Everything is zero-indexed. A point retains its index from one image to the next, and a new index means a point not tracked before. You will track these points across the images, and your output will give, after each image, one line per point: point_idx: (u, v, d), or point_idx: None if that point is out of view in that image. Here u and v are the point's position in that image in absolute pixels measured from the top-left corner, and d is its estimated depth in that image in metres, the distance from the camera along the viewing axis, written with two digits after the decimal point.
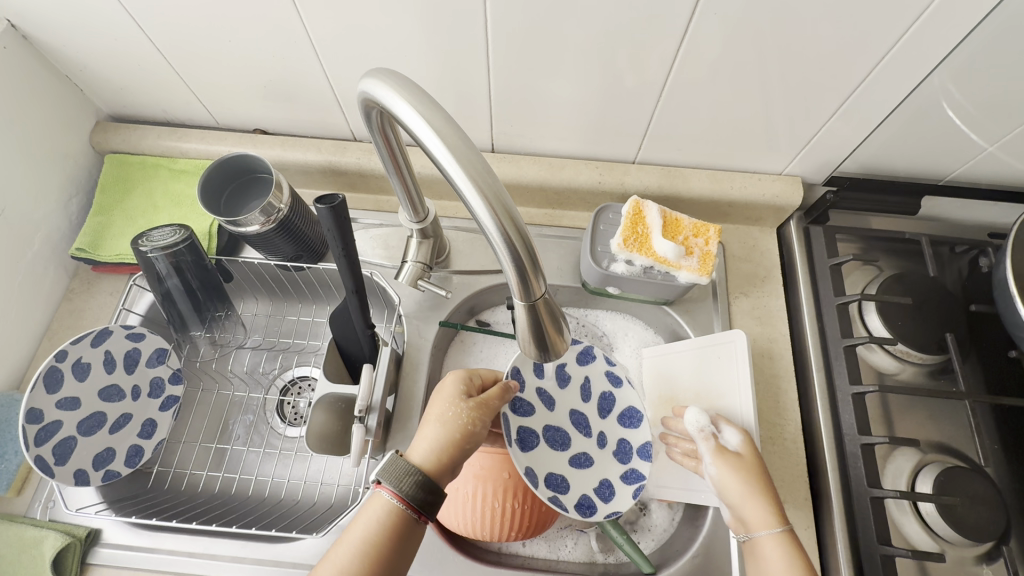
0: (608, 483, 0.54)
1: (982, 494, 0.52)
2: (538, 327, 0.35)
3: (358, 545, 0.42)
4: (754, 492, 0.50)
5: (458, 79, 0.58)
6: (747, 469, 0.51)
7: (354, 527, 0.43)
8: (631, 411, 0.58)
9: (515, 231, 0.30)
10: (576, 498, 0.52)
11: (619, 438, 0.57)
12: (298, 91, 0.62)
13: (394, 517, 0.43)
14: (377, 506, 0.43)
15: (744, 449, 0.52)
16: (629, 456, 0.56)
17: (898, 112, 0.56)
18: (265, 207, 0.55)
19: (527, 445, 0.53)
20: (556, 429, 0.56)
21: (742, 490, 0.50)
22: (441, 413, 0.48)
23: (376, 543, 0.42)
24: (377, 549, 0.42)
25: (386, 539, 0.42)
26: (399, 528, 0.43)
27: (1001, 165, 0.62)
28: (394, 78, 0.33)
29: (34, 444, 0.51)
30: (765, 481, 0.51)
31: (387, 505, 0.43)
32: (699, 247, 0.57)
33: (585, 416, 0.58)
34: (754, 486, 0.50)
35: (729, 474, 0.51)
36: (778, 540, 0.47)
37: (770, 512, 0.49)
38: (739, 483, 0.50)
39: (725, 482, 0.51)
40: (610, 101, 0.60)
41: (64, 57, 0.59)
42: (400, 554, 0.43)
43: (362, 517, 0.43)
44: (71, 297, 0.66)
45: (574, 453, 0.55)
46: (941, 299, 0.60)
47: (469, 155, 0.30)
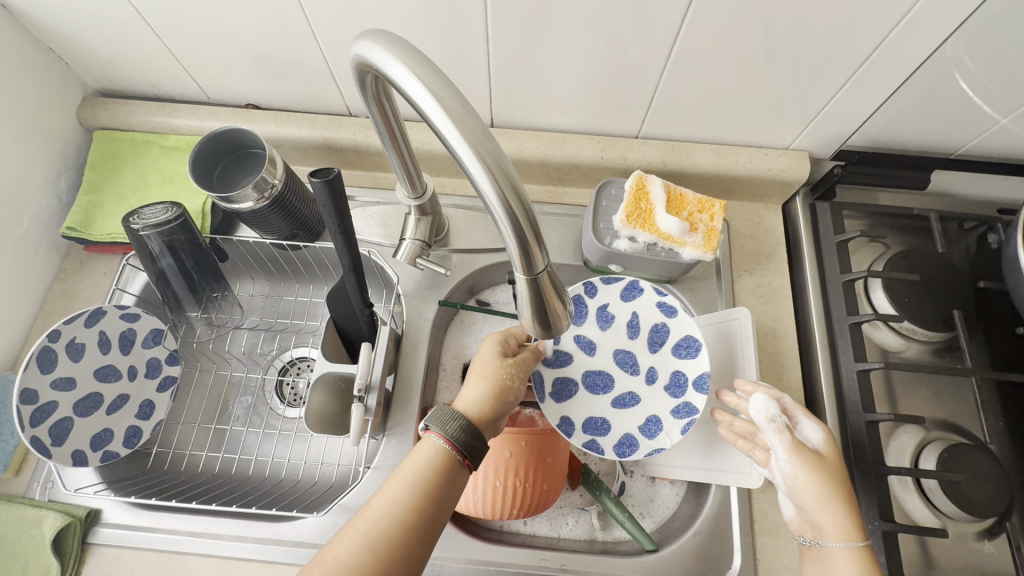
0: (656, 418, 0.55)
1: (987, 470, 0.52)
2: (540, 301, 0.34)
3: (411, 479, 0.41)
4: (837, 500, 0.46)
5: (456, 49, 0.56)
6: (828, 470, 0.47)
7: (407, 462, 0.42)
8: (687, 342, 0.57)
9: (518, 201, 0.29)
10: (617, 438, 0.54)
11: (674, 371, 0.57)
12: (290, 64, 0.60)
13: (445, 459, 0.42)
14: (425, 450, 0.43)
15: (824, 447, 0.49)
16: (683, 388, 0.56)
17: (909, 82, 0.54)
18: (258, 183, 0.53)
19: (562, 395, 0.56)
20: (597, 373, 0.58)
21: (822, 497, 0.46)
22: (484, 370, 0.49)
23: (430, 479, 0.41)
24: (430, 484, 0.41)
25: (440, 474, 0.41)
26: (451, 465, 0.42)
27: (1014, 139, 0.60)
28: (388, 39, 0.31)
29: (29, 425, 0.50)
30: (846, 485, 0.47)
31: (435, 448, 0.42)
32: (704, 223, 0.56)
33: (631, 354, 0.58)
34: (835, 492, 0.46)
35: (809, 477, 0.47)
36: (857, 556, 0.44)
37: (851, 524, 0.45)
38: (819, 488, 0.46)
39: (803, 482, 0.47)
40: (612, 73, 0.58)
41: (47, 29, 0.57)
42: (450, 492, 0.42)
43: (411, 458, 0.42)
44: (64, 278, 0.64)
45: (618, 393, 0.57)
46: (949, 276, 0.59)
47: (470, 121, 0.28)
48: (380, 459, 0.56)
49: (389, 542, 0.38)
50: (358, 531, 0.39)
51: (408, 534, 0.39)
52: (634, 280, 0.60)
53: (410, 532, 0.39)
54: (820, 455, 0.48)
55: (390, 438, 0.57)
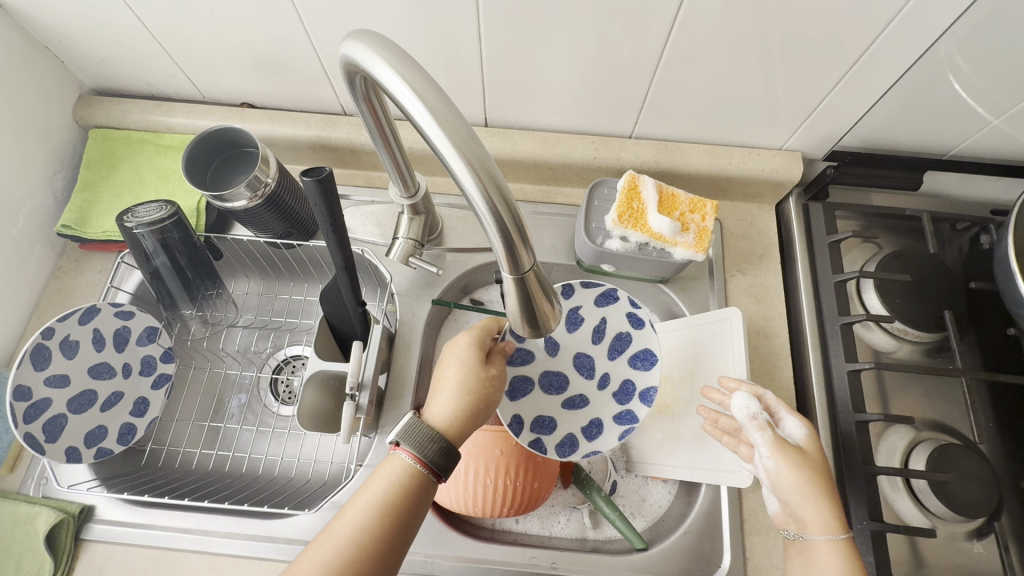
0: (599, 421, 0.57)
1: (976, 470, 0.52)
2: (528, 300, 0.34)
3: (374, 503, 0.41)
4: (818, 493, 0.46)
5: (449, 49, 0.56)
6: (809, 465, 0.47)
7: (370, 487, 0.42)
8: (646, 353, 0.58)
9: (502, 202, 0.29)
10: (561, 438, 0.56)
11: (625, 378, 0.59)
12: (284, 63, 0.61)
13: (412, 480, 0.42)
14: (394, 469, 0.42)
15: (806, 442, 0.49)
16: (630, 396, 0.58)
17: (902, 82, 0.54)
18: (251, 181, 0.53)
19: (519, 393, 0.57)
20: (555, 374, 0.60)
21: (803, 491, 0.46)
22: (457, 375, 0.48)
23: (391, 503, 0.41)
24: (392, 509, 0.41)
25: (403, 500, 0.41)
26: (414, 489, 0.42)
27: (1007, 140, 0.60)
28: (374, 39, 0.31)
29: (23, 421, 0.51)
30: (827, 480, 0.47)
31: (407, 467, 0.42)
32: (695, 223, 0.56)
33: (589, 358, 0.60)
34: (816, 486, 0.46)
35: (791, 472, 0.47)
36: (837, 548, 0.44)
37: (833, 517, 0.45)
38: (800, 482, 0.46)
39: (785, 478, 0.47)
40: (606, 73, 0.58)
41: (43, 27, 0.58)
42: (411, 517, 0.42)
43: (374, 481, 0.42)
44: (60, 276, 0.65)
45: (569, 395, 0.59)
46: (941, 277, 0.59)
47: (453, 121, 0.29)
48: (371, 458, 0.57)
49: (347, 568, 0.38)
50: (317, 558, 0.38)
51: (372, 558, 0.39)
52: (611, 288, 0.59)
53: (369, 559, 0.39)
54: (802, 450, 0.48)
55: (382, 437, 0.58)
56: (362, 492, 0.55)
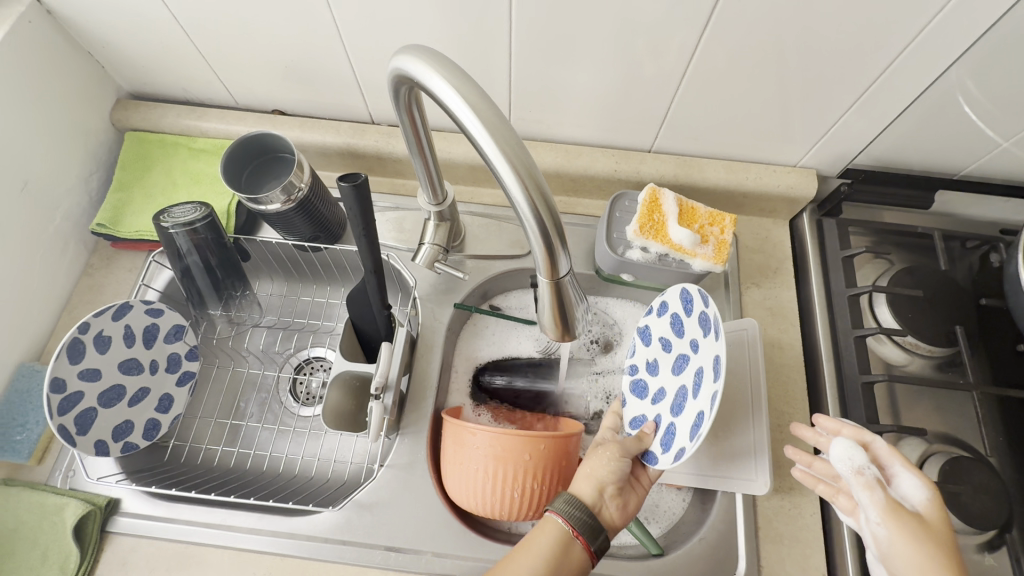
0: (716, 361, 0.46)
1: (986, 482, 0.54)
2: (561, 303, 0.36)
3: (541, 555, 0.45)
4: (944, 571, 0.39)
5: (479, 63, 0.59)
6: (931, 539, 0.41)
7: (532, 537, 0.46)
8: (686, 295, 0.52)
9: (547, 210, 0.31)
10: (693, 424, 0.46)
11: (699, 318, 0.51)
12: (319, 73, 0.63)
13: (562, 542, 0.46)
14: (549, 531, 0.47)
15: (925, 509, 0.43)
16: (709, 321, 0.49)
17: (915, 104, 0.56)
18: (286, 185, 0.55)
19: (672, 448, 0.49)
20: (676, 399, 0.52)
21: (923, 564, 0.40)
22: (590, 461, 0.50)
23: (556, 560, 0.45)
24: (557, 566, 0.45)
25: (563, 557, 0.45)
26: (566, 546, 0.46)
27: (1015, 162, 0.62)
28: (427, 53, 0.33)
29: (57, 413, 0.52)
30: (957, 558, 0.41)
31: (560, 532, 0.46)
32: (714, 236, 0.58)
33: (681, 356, 0.52)
34: (943, 562, 0.40)
35: (907, 544, 0.41)
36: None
37: None
38: (917, 555, 0.40)
39: (902, 552, 0.41)
40: (629, 90, 0.60)
41: (89, 32, 0.60)
42: (566, 570, 0.45)
43: (538, 535, 0.47)
44: (90, 273, 0.66)
45: (682, 391, 0.51)
46: (951, 293, 0.61)
47: (504, 131, 0.30)
48: (392, 458, 0.58)
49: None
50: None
51: None
52: (641, 325, 0.59)
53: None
54: (922, 519, 0.42)
55: (403, 438, 0.59)
56: (383, 491, 0.56)
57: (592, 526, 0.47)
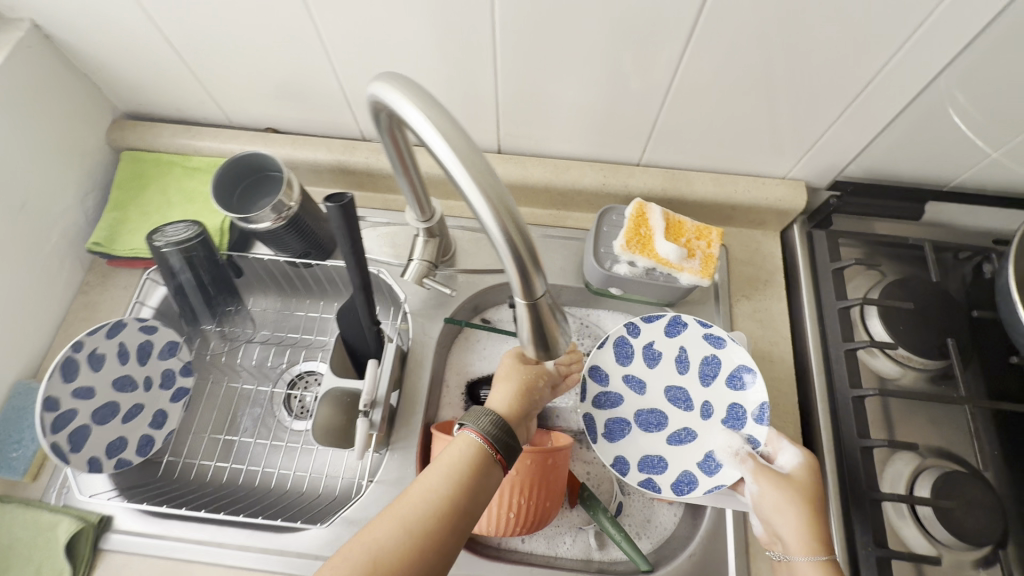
0: (712, 455, 0.57)
1: (981, 500, 0.52)
2: (539, 325, 0.37)
3: (450, 471, 0.42)
4: (797, 514, 0.49)
5: (466, 80, 0.59)
6: (792, 489, 0.50)
7: (444, 456, 0.43)
8: (738, 373, 0.60)
9: (519, 235, 0.31)
10: (679, 476, 0.56)
11: (730, 403, 0.59)
12: (311, 92, 0.64)
13: (482, 460, 0.43)
14: (461, 444, 0.44)
15: (795, 470, 0.52)
16: (742, 421, 0.58)
17: (902, 116, 0.56)
18: (276, 205, 0.56)
19: (646, 467, 0.57)
20: (678, 429, 0.59)
21: (782, 508, 0.49)
22: (508, 374, 0.52)
23: (465, 473, 0.42)
24: (465, 481, 0.42)
25: (476, 471, 0.42)
26: (485, 464, 0.43)
27: (1005, 172, 0.62)
28: (401, 81, 0.34)
29: (51, 431, 0.52)
30: (813, 505, 0.49)
31: (473, 445, 0.44)
32: (701, 250, 0.58)
33: (682, 390, 0.60)
34: (800, 504, 0.49)
35: (771, 493, 0.50)
36: (817, 565, 0.46)
37: (811, 537, 0.47)
38: (782, 502, 0.50)
39: (767, 501, 0.51)
40: (616, 105, 0.60)
41: (85, 56, 0.61)
42: (484, 491, 0.42)
43: (448, 450, 0.44)
44: (86, 291, 0.67)
45: (673, 431, 0.59)
46: (943, 304, 0.60)
47: (473, 158, 0.31)
48: (383, 474, 0.58)
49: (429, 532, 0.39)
50: (406, 515, 0.40)
51: (445, 521, 0.40)
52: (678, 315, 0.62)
53: (451, 523, 0.40)
54: (789, 477, 0.51)
55: (393, 452, 0.59)
56: (372, 506, 0.56)
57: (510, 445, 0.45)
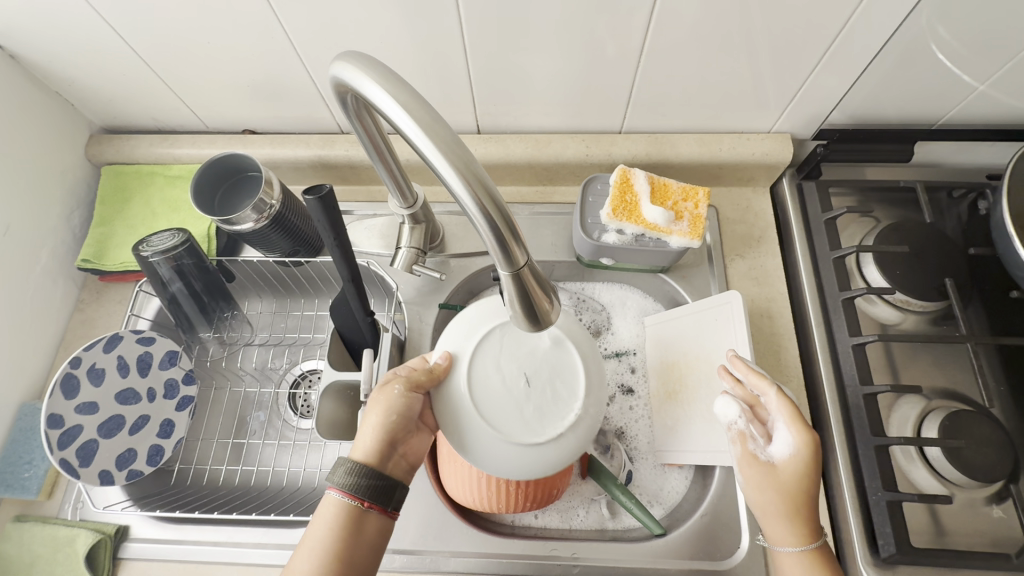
0: None
1: (989, 435, 0.51)
2: (525, 295, 0.35)
3: (316, 549, 0.42)
4: (779, 512, 0.45)
5: (436, 61, 0.58)
6: (775, 485, 0.45)
7: (312, 531, 0.43)
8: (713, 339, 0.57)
9: (491, 201, 0.31)
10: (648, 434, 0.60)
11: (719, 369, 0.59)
12: (282, 88, 0.63)
13: (350, 515, 0.44)
14: (325, 515, 0.44)
15: (783, 462, 0.45)
16: None
17: (882, 57, 0.55)
18: (256, 203, 0.56)
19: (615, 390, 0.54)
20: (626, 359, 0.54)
21: (764, 503, 0.45)
22: (373, 406, 0.48)
23: (331, 548, 0.42)
24: (334, 552, 0.42)
25: (344, 538, 0.43)
26: (349, 527, 0.43)
27: (994, 105, 0.60)
28: (362, 60, 0.33)
29: (57, 448, 0.53)
30: (794, 500, 0.44)
31: (336, 508, 0.44)
32: (689, 211, 0.57)
33: None
34: (777, 504, 0.45)
35: (754, 485, 0.46)
36: (805, 561, 0.44)
37: (796, 534, 0.44)
38: (761, 496, 0.46)
39: (750, 494, 0.46)
40: (591, 72, 0.59)
41: (51, 72, 0.61)
42: (359, 546, 0.43)
43: (313, 528, 0.43)
44: (82, 308, 0.68)
45: None
46: (939, 244, 0.60)
47: (439, 129, 0.31)
48: None
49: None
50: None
51: None
52: (460, 324, 0.46)
53: None
54: (772, 466, 0.46)
55: None
56: None
57: (381, 488, 0.45)
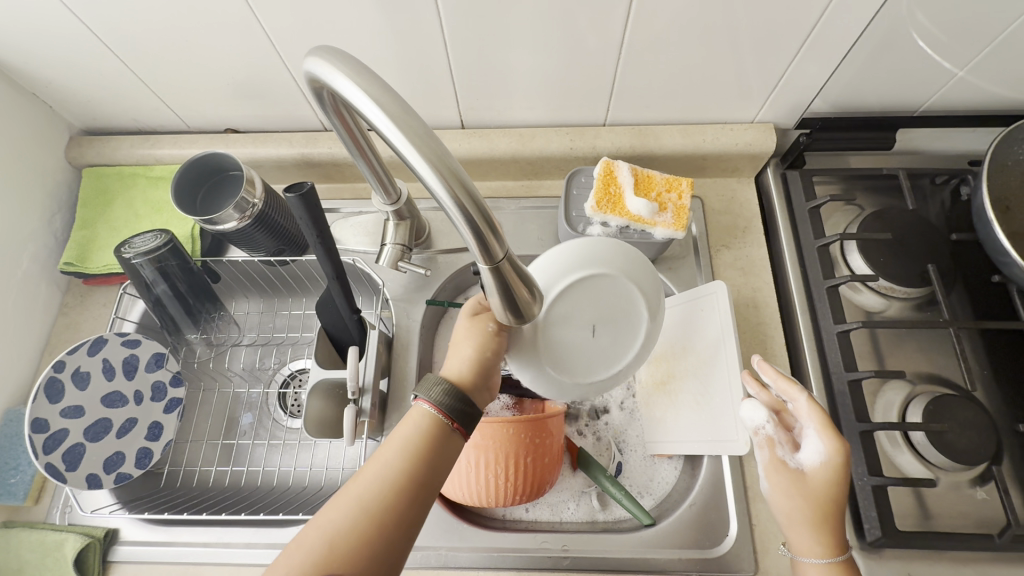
0: None
1: (973, 419, 0.52)
2: (507, 290, 0.35)
3: (405, 445, 0.39)
4: (807, 524, 0.44)
5: (417, 56, 0.58)
6: (803, 494, 0.44)
7: (398, 432, 0.40)
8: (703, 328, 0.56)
9: (467, 196, 0.31)
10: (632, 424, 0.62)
11: None
12: (263, 86, 0.62)
13: (437, 430, 0.40)
14: (414, 418, 0.40)
15: (812, 470, 0.44)
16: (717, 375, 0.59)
17: (862, 46, 0.55)
18: (238, 202, 0.55)
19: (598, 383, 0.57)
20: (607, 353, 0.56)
21: (794, 516, 0.45)
22: (460, 335, 0.45)
23: (420, 448, 0.39)
24: (422, 454, 0.39)
25: (436, 442, 0.39)
26: (440, 434, 0.40)
27: (975, 92, 0.61)
28: (332, 54, 0.33)
29: (42, 452, 0.53)
30: (826, 510, 0.43)
31: (427, 417, 0.40)
32: (672, 202, 0.57)
33: None
34: (803, 512, 0.44)
35: (783, 494, 0.45)
36: (831, 570, 0.43)
37: (825, 543, 0.43)
38: (790, 506, 0.45)
39: (780, 503, 0.46)
40: (573, 65, 0.59)
41: (28, 74, 0.60)
42: (443, 462, 0.40)
43: (401, 427, 0.40)
44: (66, 312, 0.67)
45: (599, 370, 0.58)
46: (922, 231, 0.60)
47: (412, 123, 0.31)
48: None
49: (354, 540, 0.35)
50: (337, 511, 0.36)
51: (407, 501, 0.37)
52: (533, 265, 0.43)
53: (410, 499, 0.38)
54: (802, 476, 0.45)
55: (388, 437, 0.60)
56: None
57: (469, 411, 0.41)
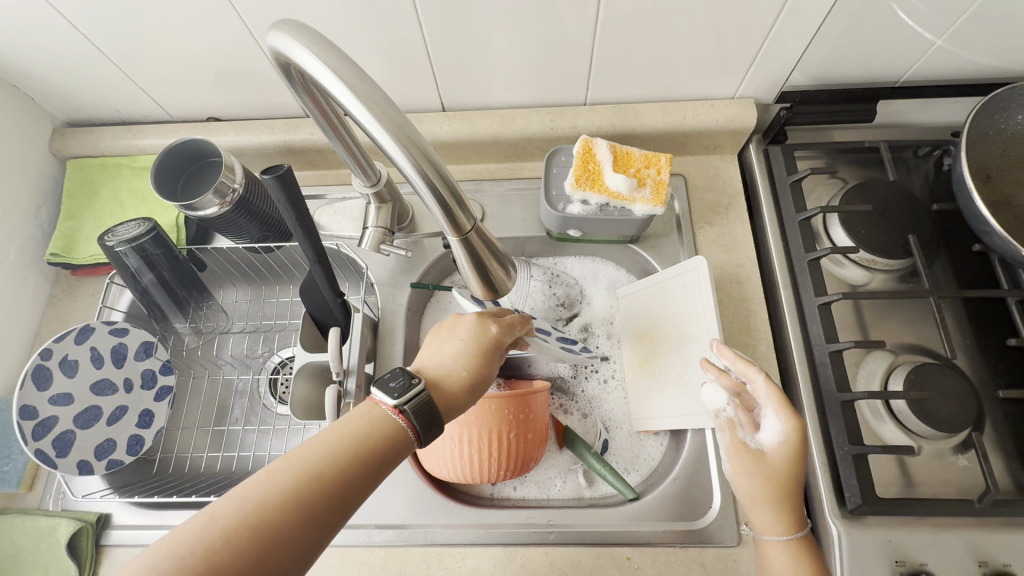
0: None
1: (954, 386, 0.52)
2: (477, 261, 0.36)
3: (354, 433, 0.36)
4: (769, 504, 0.44)
5: (393, 39, 0.58)
6: (764, 473, 0.44)
7: (345, 420, 0.37)
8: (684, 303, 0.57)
9: (429, 165, 0.31)
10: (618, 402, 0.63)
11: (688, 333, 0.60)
12: (242, 73, 0.62)
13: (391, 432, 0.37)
14: (377, 420, 0.37)
15: (772, 449, 0.44)
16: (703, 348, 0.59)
17: (841, 17, 0.54)
18: (218, 187, 0.56)
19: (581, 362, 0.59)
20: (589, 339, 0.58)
21: (756, 496, 0.45)
22: (480, 371, 0.44)
23: (368, 435, 0.36)
24: (369, 442, 0.36)
25: (388, 432, 0.37)
26: (391, 430, 0.37)
27: (957, 62, 0.60)
28: (293, 26, 0.33)
29: (33, 439, 0.53)
30: (785, 489, 0.44)
31: (408, 437, 0.38)
32: (651, 178, 0.57)
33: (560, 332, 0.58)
34: (764, 491, 0.44)
35: (743, 475, 0.45)
36: (790, 546, 0.44)
37: (782, 520, 0.44)
38: (751, 486, 0.45)
39: (742, 485, 0.45)
40: (551, 44, 0.59)
41: (7, 67, 0.60)
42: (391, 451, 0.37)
43: (351, 417, 0.37)
44: (55, 304, 0.68)
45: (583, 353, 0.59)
46: (904, 202, 0.60)
47: (371, 93, 0.31)
48: None
49: (226, 549, 0.29)
50: (229, 495, 0.31)
51: (354, 481, 0.34)
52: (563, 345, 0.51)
53: (355, 480, 0.34)
54: (761, 455, 0.45)
55: None
56: None
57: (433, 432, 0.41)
